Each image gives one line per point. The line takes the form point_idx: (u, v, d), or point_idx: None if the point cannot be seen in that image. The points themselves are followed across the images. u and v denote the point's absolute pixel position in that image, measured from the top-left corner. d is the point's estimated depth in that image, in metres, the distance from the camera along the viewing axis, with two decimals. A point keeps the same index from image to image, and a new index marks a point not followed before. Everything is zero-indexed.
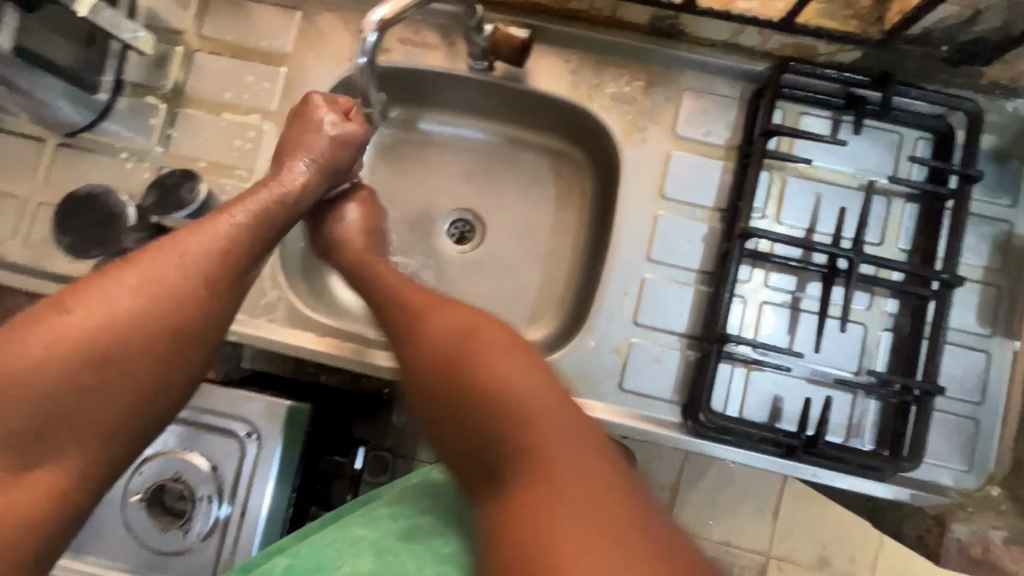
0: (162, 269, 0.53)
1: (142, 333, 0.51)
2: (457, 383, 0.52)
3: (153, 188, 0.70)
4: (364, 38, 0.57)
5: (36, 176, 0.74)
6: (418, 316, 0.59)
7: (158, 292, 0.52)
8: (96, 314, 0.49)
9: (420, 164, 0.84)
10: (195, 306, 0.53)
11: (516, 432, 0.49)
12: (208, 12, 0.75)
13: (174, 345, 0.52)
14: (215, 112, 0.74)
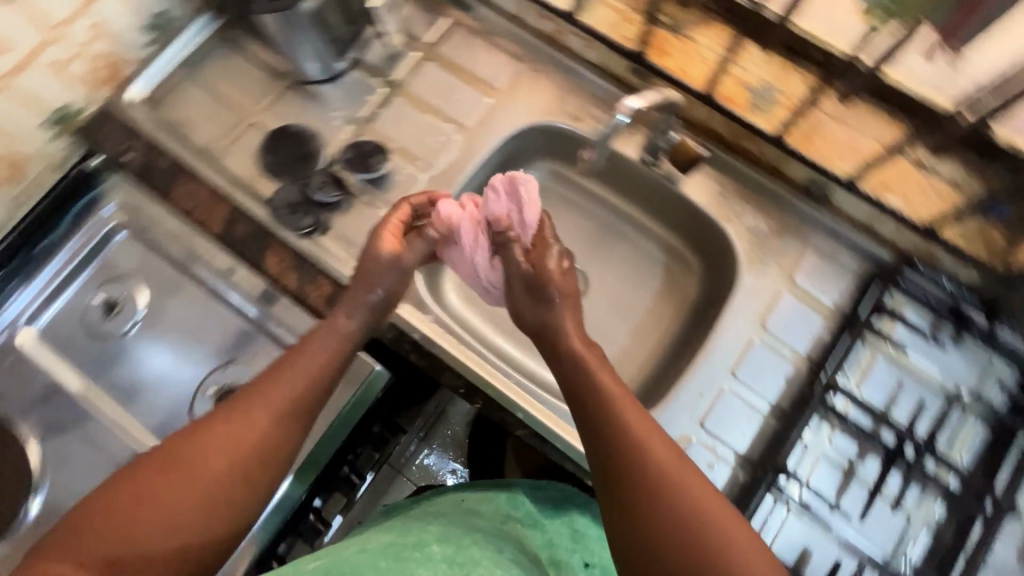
0: (251, 407, 0.55)
1: (217, 463, 0.51)
2: (650, 503, 0.50)
3: (350, 149, 0.82)
4: (618, 115, 0.67)
5: (259, 102, 0.87)
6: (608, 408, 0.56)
7: (238, 423, 0.53)
8: (212, 441, 0.52)
9: (551, 216, 0.94)
10: (273, 431, 0.54)
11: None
12: (450, 35, 0.89)
13: (256, 470, 0.53)
14: (420, 109, 0.86)
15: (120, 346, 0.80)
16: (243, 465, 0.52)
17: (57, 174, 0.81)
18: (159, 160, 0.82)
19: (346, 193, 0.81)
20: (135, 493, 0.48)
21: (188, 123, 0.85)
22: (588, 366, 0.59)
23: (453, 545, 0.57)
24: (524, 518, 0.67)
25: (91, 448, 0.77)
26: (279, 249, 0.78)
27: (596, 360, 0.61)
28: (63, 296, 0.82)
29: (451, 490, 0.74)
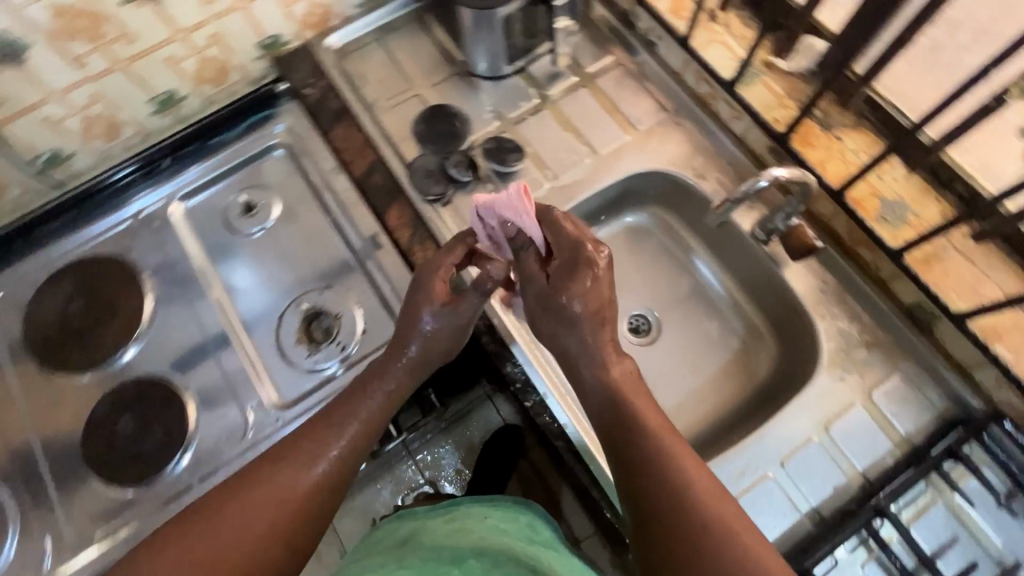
0: (293, 469, 0.58)
1: (262, 515, 0.54)
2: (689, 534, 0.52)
3: (492, 140, 0.89)
4: (759, 179, 0.74)
5: (428, 79, 0.97)
6: (638, 427, 0.58)
7: (279, 483, 0.57)
8: (257, 501, 0.55)
9: (645, 261, 0.98)
10: (311, 493, 0.57)
11: None
12: (611, 71, 0.96)
13: (295, 531, 0.55)
14: (563, 125, 0.93)
15: (245, 244, 0.91)
16: (288, 521, 0.55)
17: (252, 87, 0.97)
18: (332, 103, 0.94)
19: (477, 178, 0.88)
20: (186, 548, 0.52)
21: (364, 77, 0.96)
22: (624, 387, 0.61)
23: (490, 559, 0.61)
24: (548, 543, 0.70)
25: (190, 320, 0.86)
26: (403, 206, 0.86)
27: (631, 380, 0.62)
28: (215, 187, 0.94)
29: (462, 500, 0.76)
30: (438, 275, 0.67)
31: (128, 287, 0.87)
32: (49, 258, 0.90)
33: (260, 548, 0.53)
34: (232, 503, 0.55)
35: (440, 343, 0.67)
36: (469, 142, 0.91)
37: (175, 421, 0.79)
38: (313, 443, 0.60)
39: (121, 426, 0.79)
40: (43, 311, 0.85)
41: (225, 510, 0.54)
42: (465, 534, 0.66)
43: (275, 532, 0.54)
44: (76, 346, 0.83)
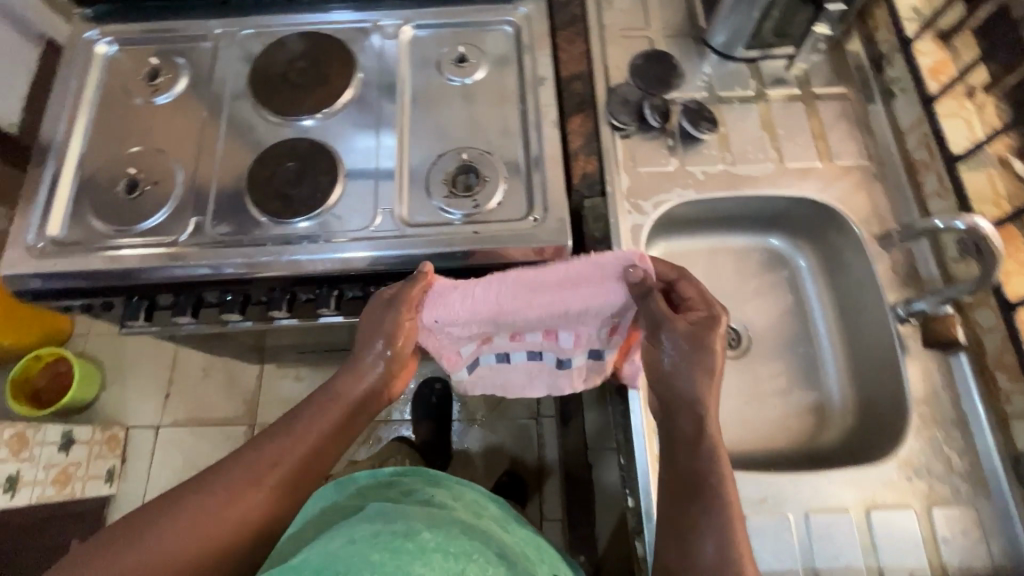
0: (242, 487, 0.61)
1: (207, 524, 0.58)
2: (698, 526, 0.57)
3: (694, 103, 0.90)
4: (962, 221, 0.68)
5: (665, 30, 1.00)
6: (704, 474, 0.59)
7: (212, 498, 0.60)
8: (200, 513, 0.58)
9: (767, 287, 0.97)
10: (257, 504, 0.61)
11: None
12: (837, 100, 0.94)
13: (245, 534, 0.60)
14: (764, 125, 0.93)
15: (442, 87, 0.98)
16: (234, 524, 0.59)
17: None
18: (573, 8, 0.99)
19: (663, 131, 0.91)
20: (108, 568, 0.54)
21: (611, 3, 1.02)
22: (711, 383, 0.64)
23: (441, 535, 0.64)
24: (496, 522, 0.81)
25: (371, 121, 0.95)
26: (588, 118, 0.91)
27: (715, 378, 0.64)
28: (443, 29, 1.02)
29: (407, 488, 0.81)
30: (415, 290, 0.72)
31: (342, 69, 0.96)
32: (293, 21, 1.02)
33: (214, 549, 0.58)
34: (170, 514, 0.58)
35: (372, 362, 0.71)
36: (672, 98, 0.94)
37: (326, 186, 0.89)
38: (258, 466, 0.62)
39: (288, 168, 0.90)
40: (273, 52, 0.97)
41: (162, 519, 0.57)
42: (419, 514, 0.70)
43: (226, 536, 0.59)
44: (283, 93, 0.95)
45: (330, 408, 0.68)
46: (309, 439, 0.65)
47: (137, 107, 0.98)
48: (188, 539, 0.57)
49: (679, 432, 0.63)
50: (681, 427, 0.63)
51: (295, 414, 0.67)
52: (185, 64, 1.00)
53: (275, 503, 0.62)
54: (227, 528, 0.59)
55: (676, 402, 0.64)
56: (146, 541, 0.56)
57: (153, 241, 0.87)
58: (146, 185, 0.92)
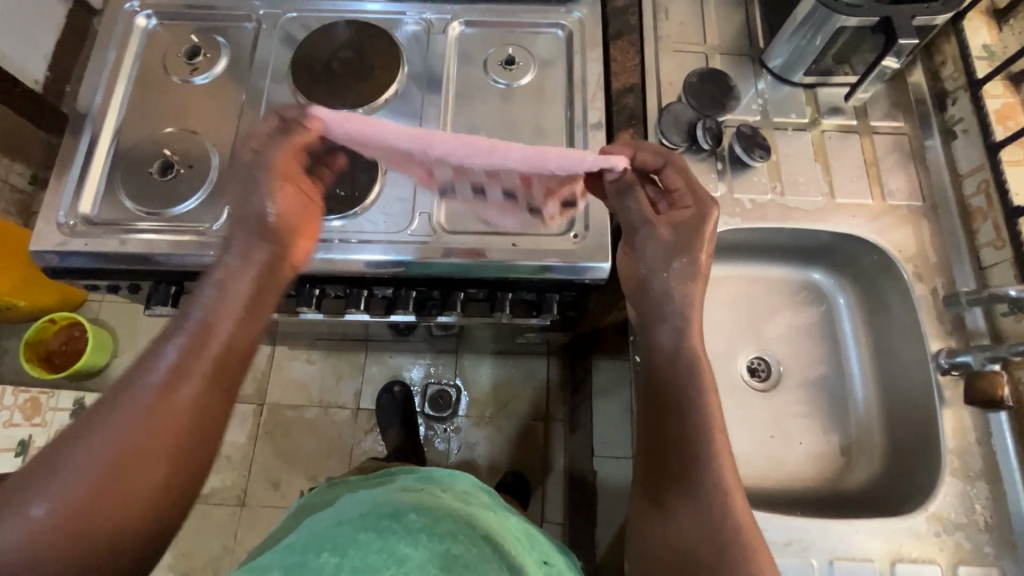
0: (175, 378, 0.58)
1: (144, 422, 0.56)
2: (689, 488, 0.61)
3: (748, 127, 0.87)
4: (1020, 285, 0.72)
5: (721, 47, 0.96)
6: (694, 434, 0.62)
7: (141, 396, 0.57)
8: (131, 413, 0.56)
9: (802, 320, 0.95)
10: (192, 387, 0.59)
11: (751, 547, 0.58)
12: (895, 135, 0.91)
13: (189, 420, 0.58)
14: (817, 156, 0.90)
15: (487, 89, 0.95)
16: (167, 413, 0.57)
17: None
18: (629, 16, 0.96)
19: (712, 155, 0.89)
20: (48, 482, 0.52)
21: (668, 13, 0.98)
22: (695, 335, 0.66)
23: (428, 515, 0.63)
24: (485, 506, 0.80)
25: (412, 118, 0.92)
26: (638, 135, 0.88)
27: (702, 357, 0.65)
28: (493, 27, 0.99)
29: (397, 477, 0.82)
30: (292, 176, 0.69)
31: (387, 61, 0.93)
32: (338, 7, 0.99)
33: (153, 441, 0.56)
34: (99, 422, 0.55)
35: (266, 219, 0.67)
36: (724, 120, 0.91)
37: (364, 187, 0.86)
38: (186, 373, 0.59)
39: (327, 165, 0.87)
40: (316, 39, 0.94)
41: (93, 428, 0.55)
42: (406, 494, 0.70)
43: (163, 427, 0.56)
44: (325, 84, 0.92)
45: (241, 280, 0.65)
46: (224, 328, 0.62)
47: (175, 86, 0.96)
48: (118, 455, 0.54)
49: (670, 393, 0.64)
50: (667, 395, 0.64)
51: (208, 296, 0.64)
52: (226, 44, 0.97)
53: (207, 394, 0.60)
54: (166, 430, 0.57)
55: (667, 371, 0.65)
56: (81, 453, 0.54)
57: (187, 228, 0.86)
58: (181, 168, 0.90)
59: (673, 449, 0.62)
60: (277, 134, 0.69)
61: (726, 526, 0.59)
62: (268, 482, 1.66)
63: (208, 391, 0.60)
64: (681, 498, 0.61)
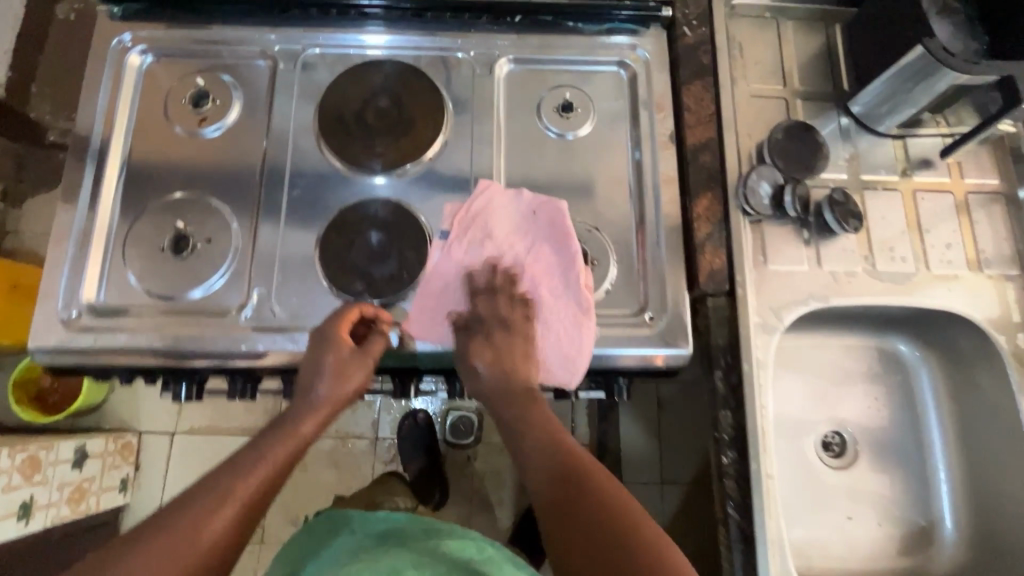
0: (217, 507, 0.58)
1: (174, 546, 0.54)
2: (564, 489, 0.59)
3: (840, 191, 0.78)
4: None
5: (802, 90, 0.87)
6: (543, 430, 0.66)
7: (181, 521, 0.56)
8: (163, 534, 0.54)
9: (877, 391, 0.90)
10: (234, 515, 0.58)
11: (625, 533, 0.54)
12: (990, 194, 0.83)
13: (220, 547, 0.56)
14: (910, 219, 0.81)
15: (543, 141, 0.84)
16: (203, 540, 0.55)
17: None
18: (701, 55, 0.85)
19: (798, 220, 0.80)
20: None
21: (742, 51, 0.88)
22: (504, 353, 0.70)
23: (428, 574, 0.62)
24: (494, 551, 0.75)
25: (461, 177, 0.81)
26: (717, 199, 0.79)
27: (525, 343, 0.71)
28: (545, 65, 0.87)
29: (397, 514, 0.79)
30: (342, 325, 0.70)
31: (430, 113, 0.81)
32: (369, 41, 0.86)
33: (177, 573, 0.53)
34: (128, 548, 0.53)
35: (343, 395, 0.70)
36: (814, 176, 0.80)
37: (412, 264, 0.75)
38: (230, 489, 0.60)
39: (369, 241, 0.76)
40: (346, 83, 0.82)
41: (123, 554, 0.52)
42: (405, 542, 0.69)
43: (194, 555, 0.54)
44: (359, 139, 0.80)
45: (306, 422, 0.68)
46: (278, 448, 0.65)
47: (182, 138, 0.82)
48: None
49: (512, 402, 0.68)
50: (519, 402, 0.69)
51: (272, 432, 0.66)
52: (239, 86, 0.84)
53: (239, 522, 0.59)
54: (188, 559, 0.54)
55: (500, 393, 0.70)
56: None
57: (210, 315, 0.75)
58: (197, 241, 0.78)
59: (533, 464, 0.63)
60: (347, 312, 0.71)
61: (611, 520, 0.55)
62: (285, 515, 1.60)
63: (246, 522, 0.59)
64: (558, 507, 0.58)
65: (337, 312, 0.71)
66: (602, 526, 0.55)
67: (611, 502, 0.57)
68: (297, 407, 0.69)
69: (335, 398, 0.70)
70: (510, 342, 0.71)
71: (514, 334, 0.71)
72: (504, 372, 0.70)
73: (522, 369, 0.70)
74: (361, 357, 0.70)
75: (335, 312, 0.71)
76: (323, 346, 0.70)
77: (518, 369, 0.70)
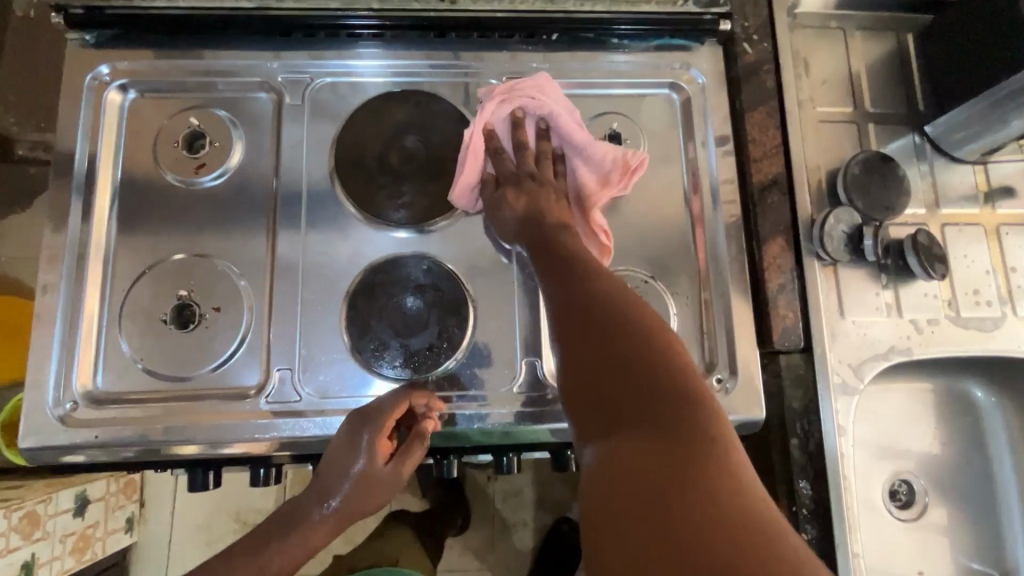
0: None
1: None
2: (566, 285, 0.53)
3: (925, 231, 0.70)
4: None
5: (874, 113, 0.77)
6: (565, 252, 0.58)
7: None
8: None
9: (945, 434, 0.84)
10: None
11: (627, 347, 0.44)
12: None
13: None
14: (995, 257, 0.74)
15: None
16: None
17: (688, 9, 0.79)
18: (763, 77, 0.75)
19: (878, 264, 0.72)
20: None
21: (807, 67, 0.78)
22: (534, 218, 0.63)
23: None
24: None
25: None
26: (787, 245, 0.71)
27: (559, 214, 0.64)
28: (587, 89, 0.77)
29: None
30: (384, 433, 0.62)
31: (462, 153, 0.71)
32: (386, 67, 0.75)
33: None
34: None
35: (356, 510, 0.63)
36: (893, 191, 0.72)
37: (454, 330, 0.67)
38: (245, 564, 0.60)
39: (403, 305, 0.67)
40: (365, 121, 0.71)
41: None
42: None
43: None
44: (383, 187, 0.70)
45: (318, 526, 0.62)
46: (288, 546, 0.61)
47: (176, 188, 0.72)
48: None
49: (534, 237, 0.62)
50: (553, 241, 0.61)
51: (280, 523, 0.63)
52: (240, 125, 0.73)
53: None
54: None
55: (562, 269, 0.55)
56: None
57: (226, 398, 0.66)
58: (204, 310, 0.68)
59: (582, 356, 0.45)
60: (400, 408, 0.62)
61: (694, 441, 0.37)
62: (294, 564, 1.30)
63: None
64: (613, 408, 0.41)
65: (382, 412, 0.61)
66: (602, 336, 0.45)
67: (612, 305, 0.48)
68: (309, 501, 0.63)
69: (353, 506, 0.63)
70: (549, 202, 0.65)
71: (548, 193, 0.65)
72: (532, 214, 0.64)
73: (557, 216, 0.63)
74: (390, 473, 0.63)
75: (382, 410, 0.61)
76: (357, 451, 0.61)
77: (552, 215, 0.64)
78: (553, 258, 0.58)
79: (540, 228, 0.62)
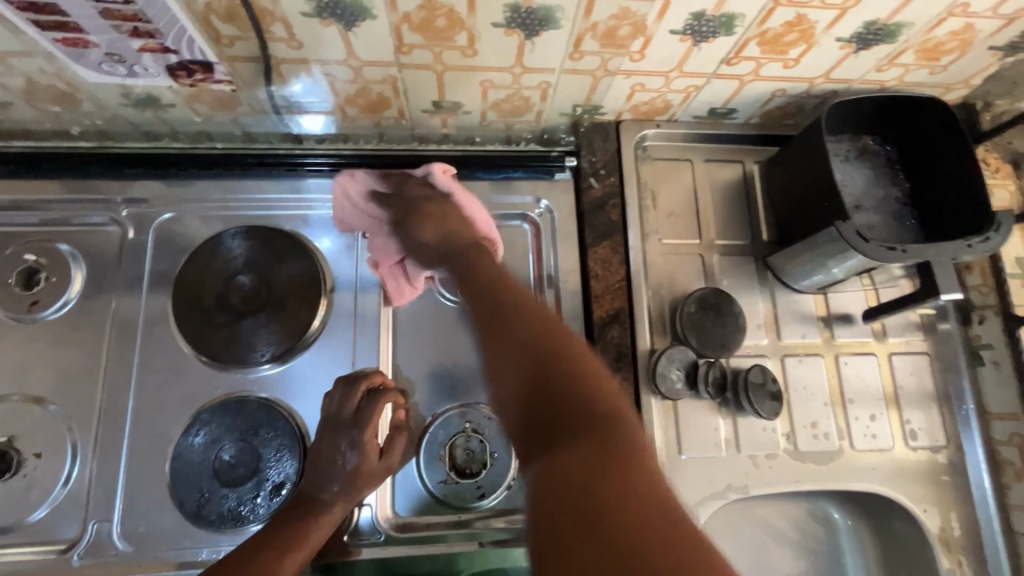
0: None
1: None
2: (489, 294, 0.54)
3: (758, 372, 0.72)
4: None
5: (719, 243, 0.80)
6: (464, 243, 0.65)
7: None
8: None
9: (807, 555, 0.82)
10: None
11: (557, 347, 0.46)
12: (914, 357, 0.79)
13: None
14: (832, 390, 0.76)
15: (438, 314, 0.75)
16: None
17: (539, 146, 0.83)
18: (608, 213, 0.78)
19: (717, 399, 0.73)
20: None
21: (655, 198, 0.80)
22: (460, 247, 0.64)
23: None
24: None
25: (345, 364, 0.72)
26: (628, 381, 0.72)
27: (478, 221, 0.69)
28: None
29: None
30: (373, 427, 0.66)
31: (305, 291, 0.73)
32: (235, 200, 0.77)
33: None
34: None
35: (349, 507, 0.65)
36: (735, 317, 0.74)
37: (284, 474, 0.67)
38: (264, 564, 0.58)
39: (222, 456, 0.66)
40: (209, 260, 0.73)
41: None
42: None
43: None
44: (223, 325, 0.71)
45: (318, 527, 0.62)
46: (292, 547, 0.60)
47: (9, 325, 0.70)
48: None
49: (449, 248, 0.64)
50: (488, 285, 0.55)
51: (276, 523, 0.62)
52: (83, 258, 0.73)
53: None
54: None
55: (471, 278, 0.58)
56: None
57: (38, 554, 0.64)
58: (24, 457, 0.66)
59: (509, 371, 0.46)
60: (382, 398, 0.67)
61: (613, 440, 0.40)
62: None
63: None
64: (547, 415, 0.42)
65: (364, 417, 0.66)
66: (540, 335, 0.47)
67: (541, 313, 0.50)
68: (306, 500, 0.63)
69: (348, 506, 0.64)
70: (445, 218, 0.68)
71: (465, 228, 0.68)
72: (446, 236, 0.66)
73: (465, 231, 0.67)
74: (384, 466, 0.66)
75: (366, 413, 0.66)
76: (349, 447, 0.65)
77: (460, 230, 0.67)
78: (488, 294, 0.54)
79: (438, 231, 0.67)
